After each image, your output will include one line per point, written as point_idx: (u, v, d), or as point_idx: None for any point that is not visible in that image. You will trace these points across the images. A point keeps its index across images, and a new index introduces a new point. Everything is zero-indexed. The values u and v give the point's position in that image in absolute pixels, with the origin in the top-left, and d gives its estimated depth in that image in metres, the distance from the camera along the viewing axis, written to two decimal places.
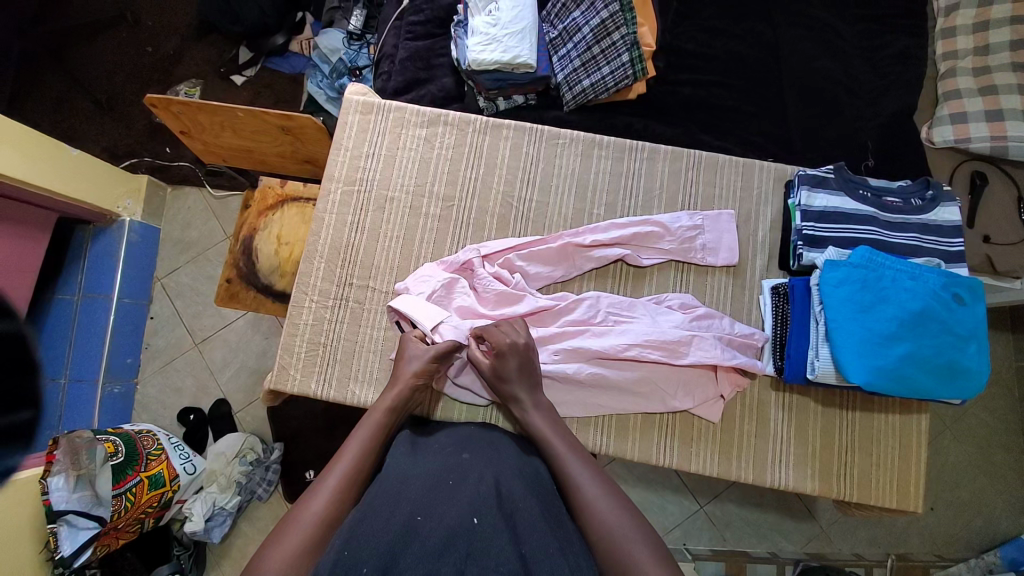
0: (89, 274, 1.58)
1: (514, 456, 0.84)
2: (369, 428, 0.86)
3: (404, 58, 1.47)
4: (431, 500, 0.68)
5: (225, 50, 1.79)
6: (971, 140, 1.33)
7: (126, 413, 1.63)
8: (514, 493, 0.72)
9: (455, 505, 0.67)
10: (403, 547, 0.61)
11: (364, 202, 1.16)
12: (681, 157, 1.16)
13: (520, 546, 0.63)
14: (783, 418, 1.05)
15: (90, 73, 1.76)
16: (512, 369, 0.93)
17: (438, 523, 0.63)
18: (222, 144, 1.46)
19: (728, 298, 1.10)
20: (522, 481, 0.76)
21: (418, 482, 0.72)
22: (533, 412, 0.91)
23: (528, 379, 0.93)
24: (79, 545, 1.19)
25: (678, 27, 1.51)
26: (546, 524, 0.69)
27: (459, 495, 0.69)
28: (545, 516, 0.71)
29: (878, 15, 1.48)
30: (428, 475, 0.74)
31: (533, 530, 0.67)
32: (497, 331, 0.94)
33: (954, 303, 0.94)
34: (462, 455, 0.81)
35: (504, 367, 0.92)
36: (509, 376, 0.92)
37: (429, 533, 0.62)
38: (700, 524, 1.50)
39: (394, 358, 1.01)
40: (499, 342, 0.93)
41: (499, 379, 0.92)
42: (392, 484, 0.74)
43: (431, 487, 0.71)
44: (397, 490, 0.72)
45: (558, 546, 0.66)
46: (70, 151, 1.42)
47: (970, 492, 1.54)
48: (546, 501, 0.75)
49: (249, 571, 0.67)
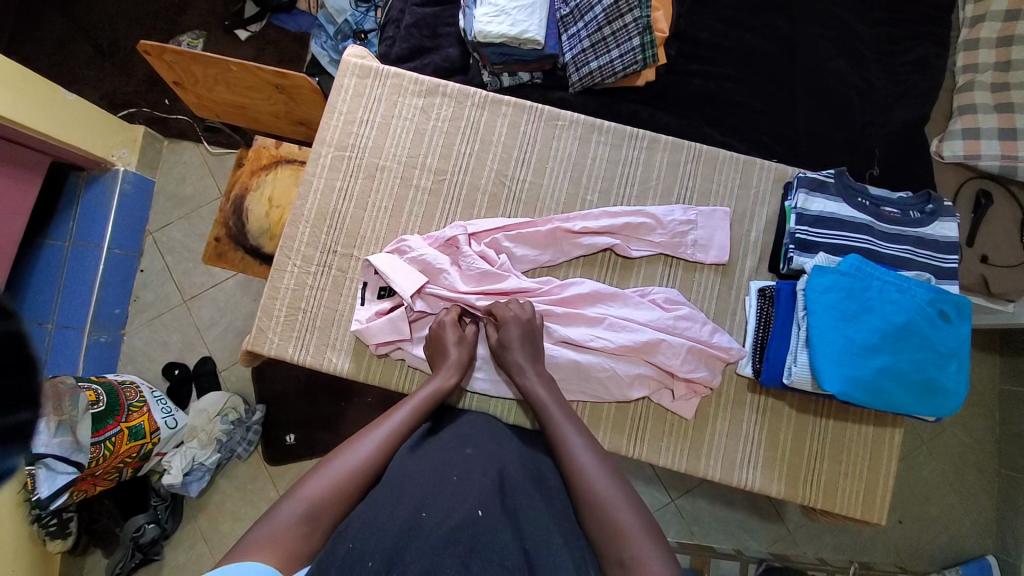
0: (80, 222, 1.56)
1: (516, 451, 0.84)
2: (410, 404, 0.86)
3: (410, 24, 1.43)
4: (435, 495, 0.67)
5: (231, 2, 1.73)
6: (981, 157, 1.30)
7: (111, 363, 1.63)
8: (517, 487, 0.73)
9: (458, 500, 0.66)
10: (408, 540, 0.60)
11: (354, 169, 1.14)
12: (682, 148, 1.13)
13: (524, 543, 0.64)
14: (757, 420, 1.05)
15: (91, 15, 1.71)
16: (517, 344, 0.95)
17: (443, 518, 0.63)
18: (217, 98, 1.43)
19: (714, 296, 1.09)
20: (526, 476, 0.77)
21: (420, 477, 0.71)
22: (532, 381, 0.93)
23: (531, 348, 0.96)
24: (57, 489, 1.21)
25: (695, 15, 1.46)
26: (550, 520, 0.70)
27: (464, 488, 0.68)
28: (548, 510, 0.72)
29: (901, 19, 1.43)
30: (431, 471, 0.73)
31: (538, 523, 0.68)
32: (503, 307, 0.99)
33: (939, 320, 0.93)
34: (465, 450, 0.80)
35: (507, 334, 0.96)
36: (511, 343, 0.95)
37: (437, 524, 0.62)
38: (670, 517, 1.52)
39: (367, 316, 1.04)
40: (502, 314, 0.97)
41: (503, 347, 0.96)
42: (395, 480, 0.72)
43: (435, 482, 0.70)
44: (400, 486, 0.70)
45: (563, 543, 0.67)
46: (65, 94, 1.39)
47: (938, 508, 1.55)
48: (547, 494, 0.76)
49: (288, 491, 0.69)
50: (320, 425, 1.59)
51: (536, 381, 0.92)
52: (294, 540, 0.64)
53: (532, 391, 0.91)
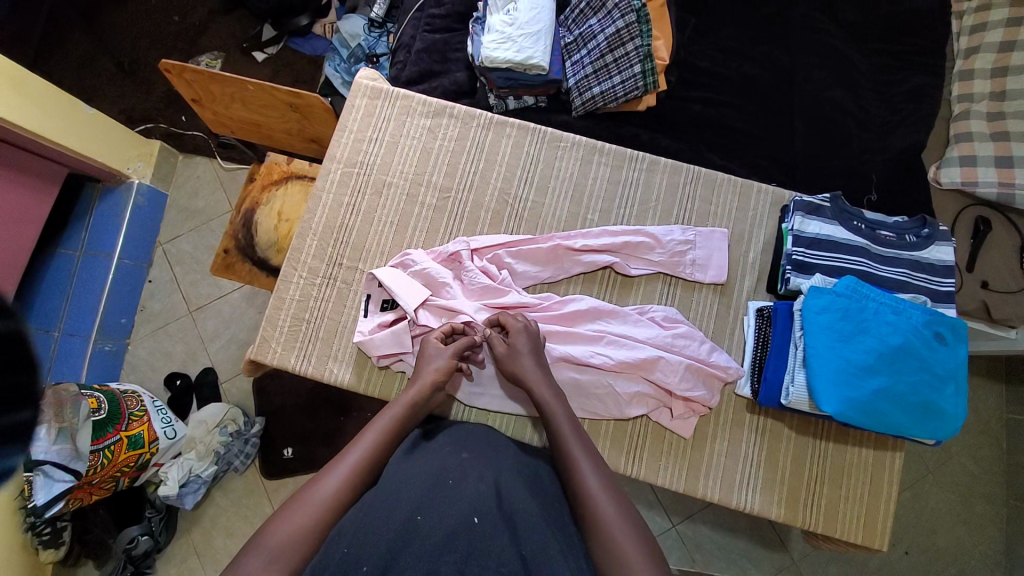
0: (93, 232, 1.60)
1: (513, 457, 0.84)
2: (399, 406, 0.86)
3: (420, 49, 1.48)
4: (431, 499, 0.68)
5: (250, 26, 1.81)
6: (979, 184, 1.32)
7: (114, 372, 1.65)
8: (512, 490, 0.74)
9: (454, 505, 0.66)
10: (404, 544, 0.61)
11: (363, 184, 1.17)
12: (680, 171, 1.16)
13: (521, 548, 0.64)
14: (755, 441, 1.04)
15: (115, 36, 1.79)
16: (528, 357, 0.95)
17: (439, 520, 0.64)
18: (232, 116, 1.48)
19: (713, 316, 1.10)
20: (521, 480, 0.78)
21: (416, 481, 0.71)
22: (541, 388, 0.91)
23: (537, 359, 0.96)
24: (53, 497, 1.21)
25: (695, 45, 1.51)
26: (546, 525, 0.70)
27: (460, 493, 0.69)
28: (542, 513, 0.72)
29: (895, 51, 1.48)
30: (427, 474, 0.73)
31: (534, 529, 0.68)
32: (512, 316, 1.00)
33: (935, 342, 0.93)
34: (461, 454, 0.80)
35: (516, 344, 0.96)
36: (522, 353, 0.95)
37: (432, 528, 0.63)
38: (672, 543, 1.49)
39: (370, 330, 1.06)
40: (512, 325, 0.99)
41: (510, 356, 0.95)
42: (392, 483, 0.72)
43: (430, 486, 0.70)
44: (396, 489, 0.71)
45: (559, 549, 0.66)
46: (86, 110, 1.46)
47: (947, 540, 1.52)
48: (544, 500, 0.76)
49: (250, 544, 0.64)
50: (319, 439, 1.59)
51: (545, 389, 0.91)
52: (292, 555, 0.63)
53: (546, 402, 0.90)
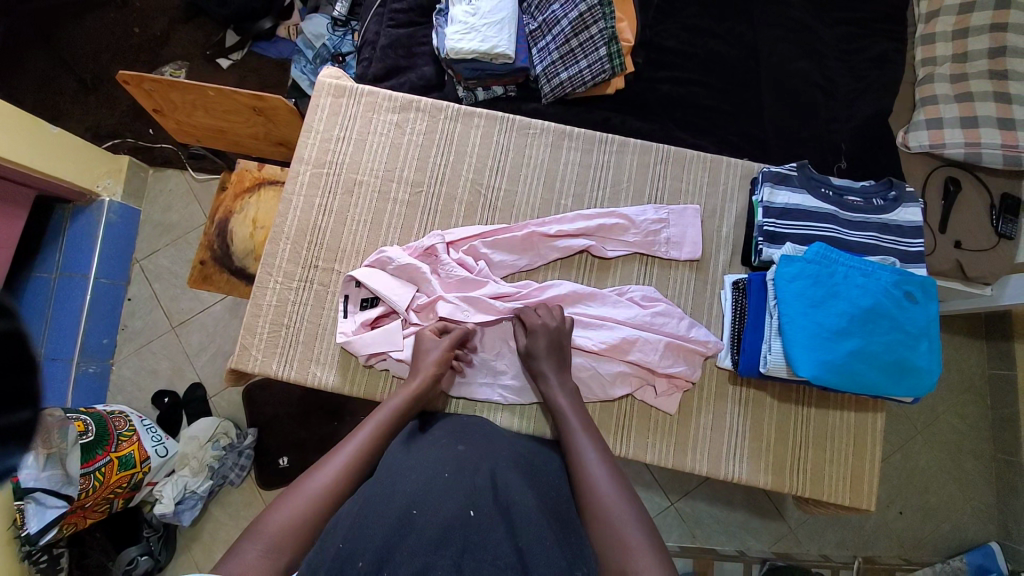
0: (67, 254, 1.57)
1: (510, 449, 0.84)
2: (404, 396, 0.89)
3: (385, 45, 1.47)
4: (426, 493, 0.67)
5: (212, 33, 1.78)
6: (946, 145, 1.33)
7: (100, 394, 1.63)
8: (508, 481, 0.74)
9: (449, 498, 0.66)
10: (399, 539, 0.61)
11: (333, 184, 1.16)
12: (650, 150, 1.17)
13: (517, 539, 0.64)
14: (739, 412, 1.06)
15: (75, 52, 1.75)
16: (547, 358, 0.97)
17: (433, 514, 0.63)
18: (196, 124, 1.46)
19: (690, 293, 1.11)
20: (517, 470, 0.78)
21: (413, 475, 0.71)
22: (561, 397, 0.93)
23: (558, 359, 0.97)
24: (46, 523, 1.17)
25: (660, 25, 1.51)
26: (541, 514, 0.70)
27: (455, 486, 0.68)
28: (538, 503, 0.72)
29: (857, 19, 1.49)
30: (422, 467, 0.73)
31: (530, 521, 0.67)
32: (532, 313, 1.00)
33: (905, 301, 0.95)
34: (457, 446, 0.80)
35: (536, 345, 0.97)
36: (538, 353, 0.97)
37: (428, 522, 0.62)
38: (671, 521, 1.51)
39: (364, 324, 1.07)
40: (532, 322, 0.99)
41: (529, 356, 0.97)
42: (386, 476, 0.72)
43: (426, 479, 0.70)
44: (390, 483, 0.70)
45: (554, 539, 0.66)
46: (48, 127, 1.41)
47: (938, 497, 1.55)
48: (540, 489, 0.77)
49: (250, 532, 0.65)
50: (313, 446, 1.58)
51: (562, 394, 0.93)
52: (291, 544, 0.65)
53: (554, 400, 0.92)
